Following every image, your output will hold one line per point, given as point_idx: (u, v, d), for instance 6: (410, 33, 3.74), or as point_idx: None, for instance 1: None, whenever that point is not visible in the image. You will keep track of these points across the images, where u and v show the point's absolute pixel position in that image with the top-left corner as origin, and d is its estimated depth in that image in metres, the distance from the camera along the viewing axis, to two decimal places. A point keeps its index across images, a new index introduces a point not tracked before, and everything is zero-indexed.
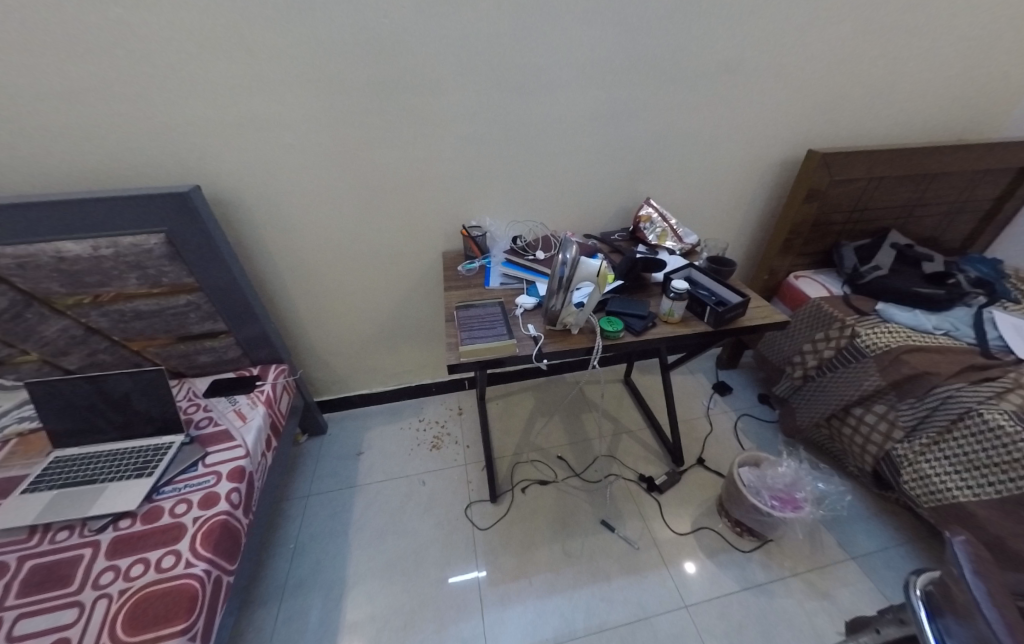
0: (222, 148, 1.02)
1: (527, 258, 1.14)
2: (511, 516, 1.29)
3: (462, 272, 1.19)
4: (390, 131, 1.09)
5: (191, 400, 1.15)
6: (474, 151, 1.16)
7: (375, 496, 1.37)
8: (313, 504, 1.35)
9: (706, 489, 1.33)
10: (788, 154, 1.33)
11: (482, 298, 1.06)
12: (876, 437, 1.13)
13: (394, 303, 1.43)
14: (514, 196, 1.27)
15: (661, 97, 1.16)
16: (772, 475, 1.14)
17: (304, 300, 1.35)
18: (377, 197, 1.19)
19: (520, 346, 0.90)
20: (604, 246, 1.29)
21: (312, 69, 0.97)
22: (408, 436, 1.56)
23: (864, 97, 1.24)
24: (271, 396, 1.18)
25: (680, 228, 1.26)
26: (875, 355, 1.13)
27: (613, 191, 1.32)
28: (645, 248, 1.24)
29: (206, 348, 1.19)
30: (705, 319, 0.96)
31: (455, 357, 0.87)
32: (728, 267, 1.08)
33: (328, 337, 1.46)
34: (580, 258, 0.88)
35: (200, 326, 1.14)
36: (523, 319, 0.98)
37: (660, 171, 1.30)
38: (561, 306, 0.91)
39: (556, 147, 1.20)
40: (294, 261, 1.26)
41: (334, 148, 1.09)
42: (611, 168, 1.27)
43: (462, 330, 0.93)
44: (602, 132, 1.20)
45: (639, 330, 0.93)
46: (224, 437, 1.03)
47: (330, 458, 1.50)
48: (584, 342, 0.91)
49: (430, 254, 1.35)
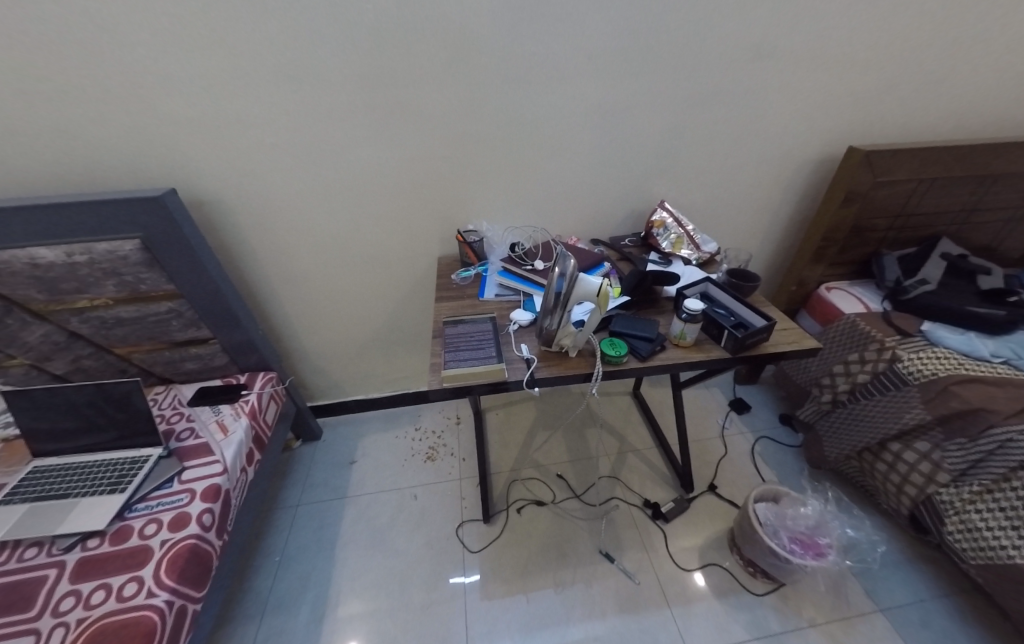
0: (199, 147, 0.96)
1: (525, 267, 1.03)
2: (504, 539, 1.22)
3: (456, 280, 1.11)
4: (375, 125, 1.00)
5: (176, 410, 1.13)
6: (468, 149, 1.07)
7: (364, 509, 1.32)
8: (302, 515, 1.32)
9: (717, 520, 1.22)
10: (824, 152, 1.18)
11: (473, 312, 0.98)
12: (916, 478, 1.00)
13: (388, 308, 1.37)
14: (515, 199, 1.18)
15: (679, 89, 1.04)
16: (791, 514, 1.02)
17: (294, 304, 1.30)
18: (365, 200, 1.12)
19: (511, 370, 0.80)
20: (612, 253, 1.18)
21: (291, 63, 0.90)
22: (403, 446, 1.51)
23: (917, 87, 1.08)
24: (255, 407, 1.14)
25: (697, 234, 1.13)
26: (920, 384, 0.99)
27: (624, 193, 1.21)
28: (657, 257, 1.12)
29: (193, 355, 1.16)
30: (722, 344, 0.84)
31: (439, 381, 0.78)
32: (753, 283, 0.95)
33: (321, 342, 1.41)
34: (580, 274, 0.77)
35: (184, 333, 1.11)
36: (516, 339, 0.88)
37: (677, 170, 1.18)
38: (557, 325, 0.81)
39: (559, 145, 1.10)
40: (282, 265, 1.20)
41: (318, 147, 1.01)
42: (621, 167, 1.16)
43: (448, 350, 0.84)
44: (611, 127, 1.08)
45: (646, 356, 0.82)
46: (203, 451, 0.99)
47: (323, 466, 1.46)
48: (582, 367, 0.81)
49: (424, 260, 1.27)
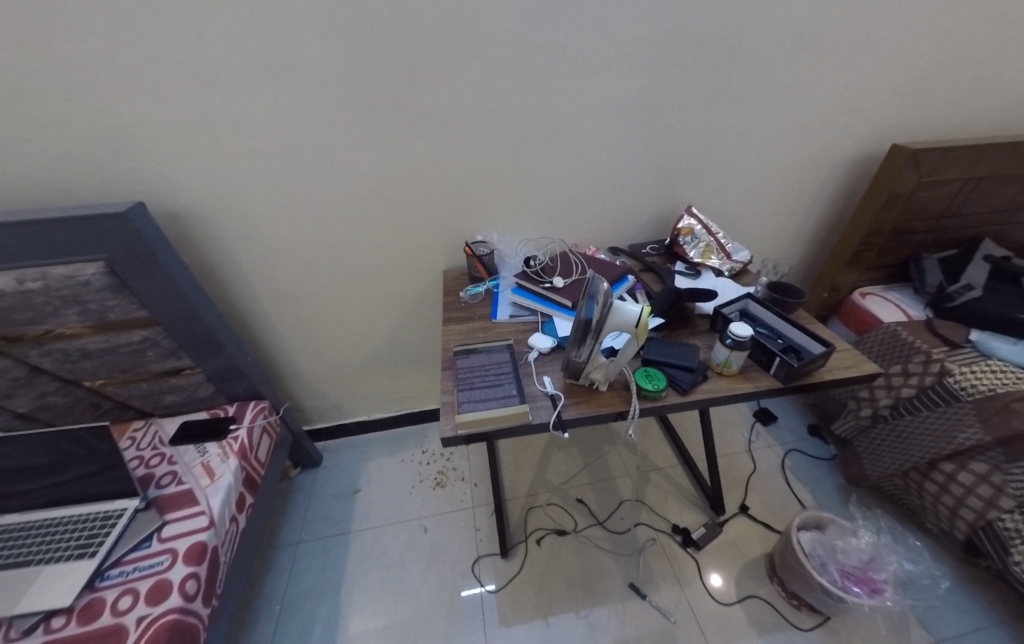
0: (172, 154, 0.84)
1: (543, 285, 0.91)
2: (524, 575, 1.12)
3: (464, 297, 1.00)
4: (373, 127, 0.89)
5: (155, 450, 1.00)
6: (477, 152, 0.96)
7: (371, 545, 1.22)
8: (302, 554, 1.21)
9: (752, 546, 1.13)
10: (861, 148, 1.09)
11: (488, 337, 0.87)
12: (974, 502, 0.92)
13: (390, 327, 1.25)
14: (528, 207, 1.07)
15: (710, 82, 0.93)
16: (841, 547, 0.94)
17: (287, 325, 1.17)
18: (363, 210, 1.00)
19: (535, 411, 0.70)
20: (634, 263, 1.08)
21: (277, 57, 0.78)
22: (410, 471, 1.40)
23: (967, 76, 0.99)
24: (246, 444, 1.02)
25: (728, 241, 1.03)
26: (975, 400, 0.92)
27: (647, 197, 1.11)
28: (685, 267, 1.02)
29: (173, 386, 1.03)
30: (772, 372, 0.73)
31: (451, 428, 0.67)
32: (795, 301, 0.84)
33: (315, 364, 1.29)
34: (614, 300, 0.64)
35: (161, 364, 0.98)
36: (536, 370, 0.77)
37: (704, 171, 1.08)
38: (586, 357, 0.69)
39: (578, 147, 0.99)
40: (271, 283, 1.08)
41: (309, 153, 0.90)
42: (644, 168, 1.05)
43: (462, 386, 0.73)
44: (635, 125, 0.98)
45: (687, 389, 0.70)
46: (187, 501, 0.88)
47: (324, 497, 1.35)
48: (614, 404, 0.70)
49: (429, 274, 1.15)
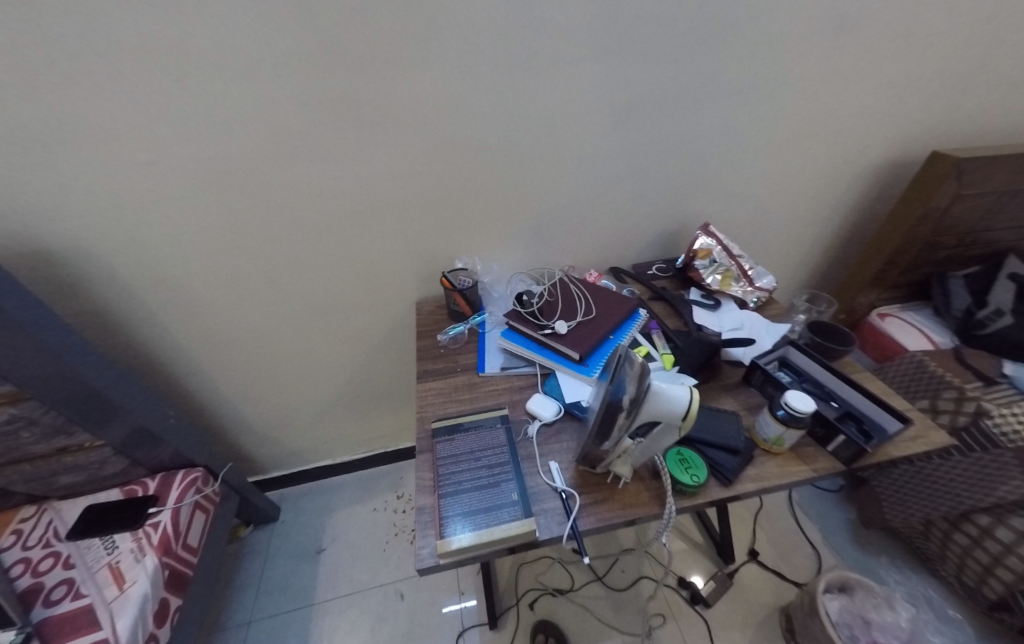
0: (29, 168, 0.60)
1: (540, 329, 0.73)
2: None
3: (443, 340, 0.81)
4: (316, 132, 0.68)
5: (48, 550, 0.76)
6: (455, 160, 0.76)
7: (337, 621, 1.03)
8: (253, 639, 1.01)
9: (767, 598, 1.03)
10: (892, 155, 0.96)
11: (476, 400, 0.69)
12: (1014, 562, 0.83)
13: (354, 366, 1.05)
14: (518, 225, 0.89)
15: (739, 74, 0.77)
16: (874, 619, 0.84)
17: (223, 371, 0.95)
18: (311, 235, 0.79)
19: (543, 522, 0.53)
20: (642, 290, 0.93)
21: (171, 35, 0.55)
22: (382, 523, 1.22)
23: (1014, 74, 0.87)
24: (169, 536, 0.81)
25: (750, 265, 0.89)
26: (1019, 449, 0.80)
27: (655, 211, 0.94)
28: (702, 296, 0.89)
29: (68, 467, 0.80)
30: (831, 449, 0.59)
31: (433, 555, 0.50)
32: (849, 347, 0.71)
33: (265, 412, 1.08)
34: (658, 386, 0.48)
35: (46, 444, 0.74)
36: (539, 453, 0.61)
37: (722, 180, 0.93)
38: (612, 449, 0.53)
39: (579, 153, 0.81)
40: (196, 325, 0.86)
41: (234, 167, 0.68)
42: (656, 178, 0.89)
43: (446, 485, 0.55)
44: (648, 126, 0.80)
45: (732, 480, 0.56)
46: (85, 625, 0.68)
47: (279, 560, 1.15)
48: (642, 506, 0.55)
49: (398, 306, 0.95)
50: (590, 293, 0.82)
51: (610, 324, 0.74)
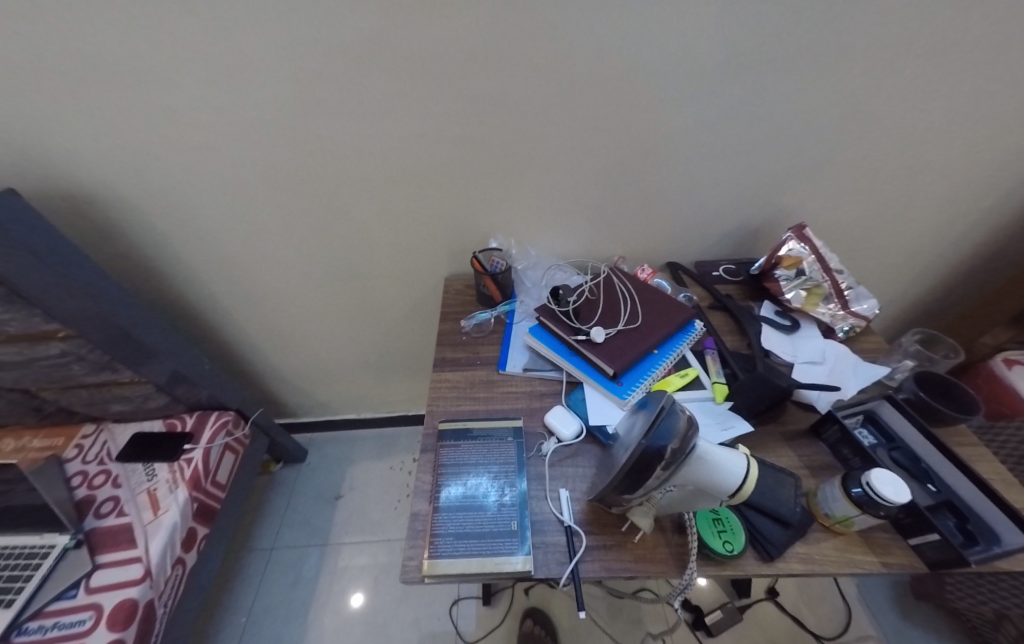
0: (62, 103, 0.58)
1: (574, 333, 0.64)
2: (508, 629, 0.99)
3: (467, 325, 0.75)
4: (349, 80, 0.60)
5: (102, 467, 0.85)
6: (502, 122, 0.66)
7: (347, 565, 1.10)
8: (273, 566, 1.10)
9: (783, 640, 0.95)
10: None
11: (491, 401, 0.63)
12: None
13: (382, 332, 1.03)
14: (566, 205, 0.78)
15: (891, 30, 0.57)
16: None
17: (258, 321, 0.97)
18: (341, 196, 0.74)
19: (541, 559, 0.47)
20: (703, 295, 0.80)
21: None
22: (398, 482, 1.25)
23: None
24: (200, 473, 0.87)
25: (847, 283, 0.72)
26: None
27: (736, 201, 0.78)
28: (777, 314, 0.75)
29: (118, 396, 0.86)
30: (914, 543, 0.48)
31: (419, 570, 0.46)
32: (970, 416, 0.58)
33: (296, 363, 1.10)
34: (708, 450, 0.41)
35: (96, 376, 0.79)
36: (549, 475, 0.54)
37: (830, 170, 0.74)
38: (638, 500, 0.45)
39: (652, 125, 0.67)
40: (231, 276, 0.86)
41: (263, 117, 0.63)
42: (744, 161, 0.72)
43: (445, 497, 0.52)
44: (747, 95, 0.64)
45: (776, 557, 0.47)
46: (123, 541, 0.76)
47: (302, 499, 1.22)
48: (658, 565, 0.47)
49: (427, 278, 0.90)
50: (639, 295, 0.71)
51: (656, 338, 0.64)
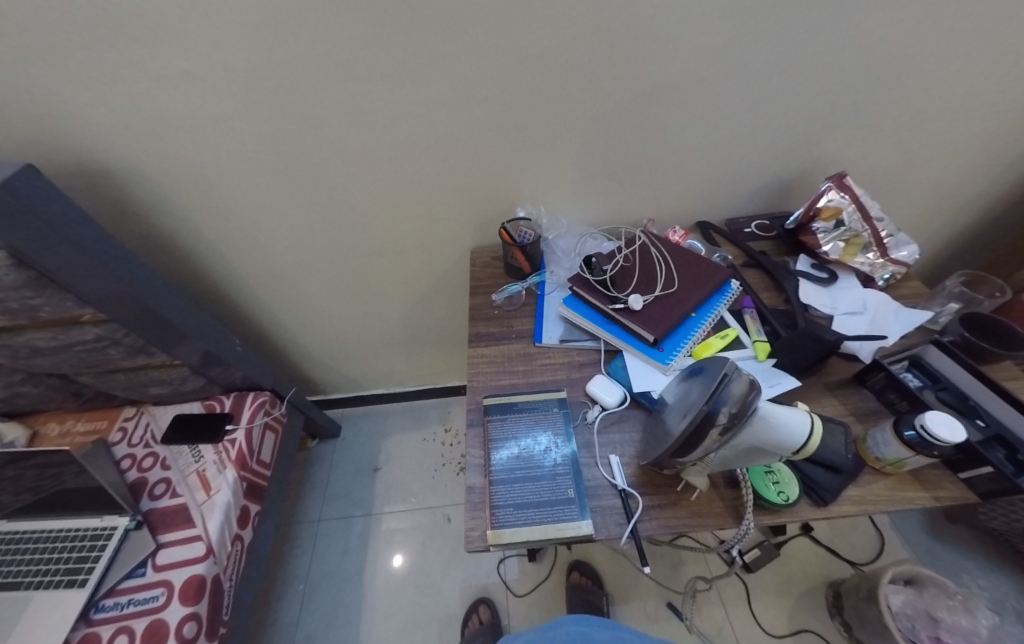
0: (66, 74, 0.55)
1: (610, 301, 0.63)
2: (552, 581, 1.05)
3: (499, 298, 0.74)
4: (361, 34, 0.56)
5: (149, 450, 0.88)
6: (525, 76, 0.61)
7: (393, 530, 1.16)
8: (323, 534, 1.16)
9: (812, 577, 1.00)
10: None
11: (532, 371, 0.64)
12: None
13: (409, 305, 1.03)
14: (594, 168, 0.75)
15: None
16: (944, 618, 0.79)
17: (283, 298, 0.97)
18: (363, 167, 0.72)
19: (600, 521, 0.49)
20: (736, 254, 0.78)
21: None
22: (432, 451, 1.29)
23: None
24: (245, 452, 0.90)
25: (888, 231, 0.70)
26: None
27: (772, 153, 0.74)
28: (812, 268, 0.73)
29: (156, 380, 0.87)
30: (964, 477, 0.50)
31: (482, 540, 0.48)
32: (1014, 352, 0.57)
33: (325, 341, 1.11)
34: (767, 413, 0.41)
35: (133, 360, 0.80)
36: (598, 442, 0.55)
37: (874, 111, 0.69)
38: (693, 461, 0.46)
39: (688, 71, 0.62)
40: (255, 252, 0.85)
41: (275, 83, 0.60)
42: (785, 107, 0.68)
43: (498, 470, 0.53)
44: (794, 31, 0.58)
45: (829, 501, 0.49)
46: (181, 520, 0.79)
47: (343, 471, 1.27)
48: (712, 518, 0.49)
49: (453, 249, 0.89)
50: (674, 258, 0.69)
51: (694, 300, 0.63)
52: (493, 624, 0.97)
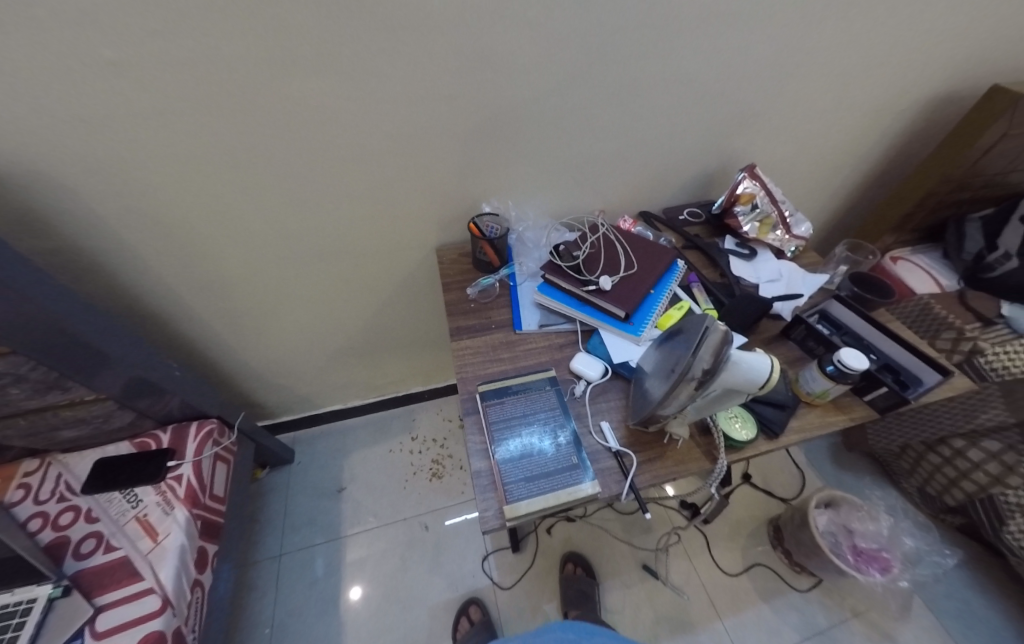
0: None
1: (582, 284, 0.69)
2: (535, 568, 1.08)
3: (474, 292, 0.76)
4: (325, 29, 0.54)
5: (65, 503, 0.74)
6: (489, 78, 0.65)
7: (366, 549, 1.10)
8: (286, 570, 1.06)
9: (755, 517, 1.15)
10: (950, 86, 0.88)
11: (518, 356, 0.67)
12: (979, 476, 0.94)
13: (368, 310, 1.00)
14: (547, 166, 0.81)
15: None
16: (857, 527, 0.96)
17: (225, 314, 0.89)
18: (324, 166, 0.69)
19: (603, 482, 0.53)
20: (676, 238, 0.88)
21: None
22: (399, 462, 1.25)
23: None
24: (195, 489, 0.80)
25: (789, 211, 0.84)
26: (1002, 381, 0.88)
27: (696, 150, 0.86)
28: (737, 245, 0.86)
29: (70, 420, 0.74)
30: (868, 399, 0.63)
31: (497, 517, 0.50)
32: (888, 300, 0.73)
33: (273, 356, 1.03)
34: (738, 356, 0.48)
35: (42, 400, 0.68)
36: (590, 412, 0.60)
37: (770, 112, 0.84)
38: (673, 413, 0.52)
39: (630, 78, 0.70)
40: (192, 263, 0.77)
41: (228, 80, 0.56)
42: (703, 111, 0.79)
43: (503, 453, 0.54)
44: (708, 49, 0.69)
45: (779, 433, 0.58)
46: (124, 575, 0.69)
47: (300, 499, 1.18)
48: (694, 463, 0.55)
49: (416, 249, 0.88)
50: (630, 244, 0.76)
51: (653, 278, 0.70)
52: (485, 622, 0.98)
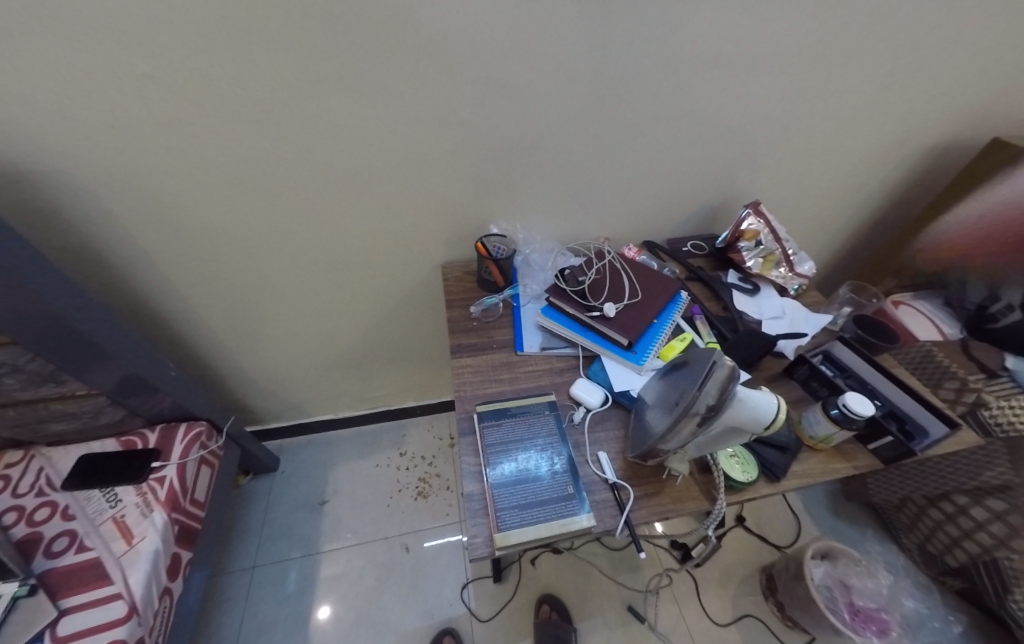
0: None
1: (586, 309, 0.69)
2: (517, 602, 1.03)
3: (476, 310, 0.76)
4: (350, 52, 0.57)
5: (43, 499, 0.72)
6: (504, 107, 0.67)
7: (345, 568, 1.06)
8: (260, 586, 1.02)
9: (748, 563, 1.12)
10: (953, 140, 0.91)
11: (517, 377, 0.66)
12: (983, 538, 0.92)
13: (367, 323, 1.00)
14: (555, 192, 0.82)
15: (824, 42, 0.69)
16: (854, 584, 0.93)
17: (226, 317, 0.89)
18: (338, 179, 0.70)
19: (598, 515, 0.51)
20: (681, 269, 0.89)
21: None
22: (387, 479, 1.22)
23: None
24: (176, 492, 0.78)
25: (793, 250, 0.85)
26: (1008, 437, 0.86)
27: (703, 185, 0.88)
28: (740, 280, 0.86)
29: (59, 414, 0.73)
30: (872, 447, 0.61)
31: (486, 546, 0.48)
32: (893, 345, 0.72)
33: (270, 361, 1.02)
34: (743, 394, 0.47)
35: (33, 392, 0.67)
36: (588, 441, 0.58)
37: (777, 153, 0.86)
38: (674, 449, 0.51)
39: (640, 115, 0.73)
40: (198, 265, 0.77)
41: (252, 93, 0.58)
42: (711, 150, 0.81)
43: (497, 477, 0.53)
44: (717, 93, 0.72)
45: (781, 477, 0.57)
46: (93, 578, 0.66)
47: (282, 511, 1.14)
48: (692, 502, 0.54)
49: (421, 266, 0.89)
50: (634, 272, 0.77)
51: (656, 308, 0.70)
52: None
